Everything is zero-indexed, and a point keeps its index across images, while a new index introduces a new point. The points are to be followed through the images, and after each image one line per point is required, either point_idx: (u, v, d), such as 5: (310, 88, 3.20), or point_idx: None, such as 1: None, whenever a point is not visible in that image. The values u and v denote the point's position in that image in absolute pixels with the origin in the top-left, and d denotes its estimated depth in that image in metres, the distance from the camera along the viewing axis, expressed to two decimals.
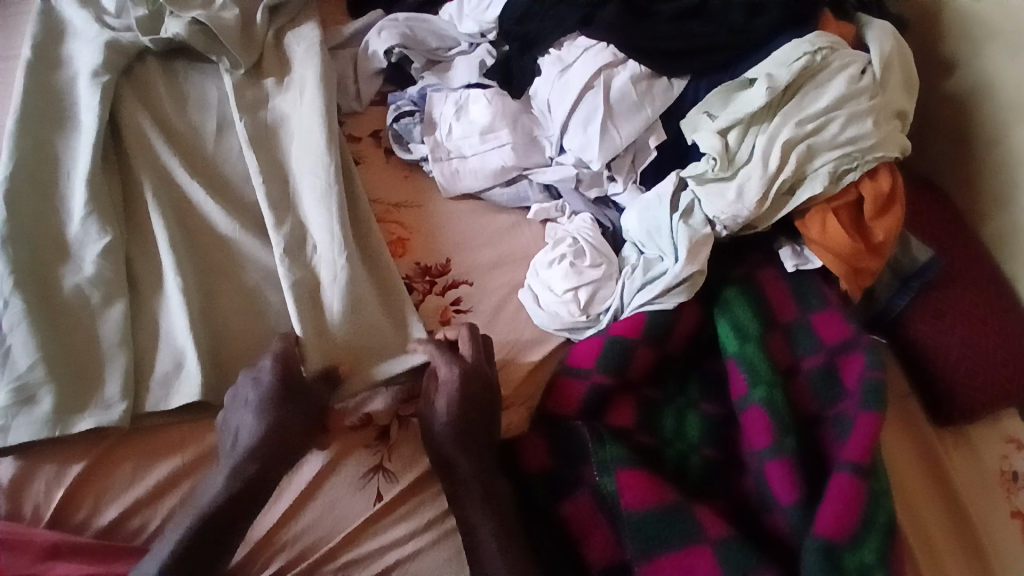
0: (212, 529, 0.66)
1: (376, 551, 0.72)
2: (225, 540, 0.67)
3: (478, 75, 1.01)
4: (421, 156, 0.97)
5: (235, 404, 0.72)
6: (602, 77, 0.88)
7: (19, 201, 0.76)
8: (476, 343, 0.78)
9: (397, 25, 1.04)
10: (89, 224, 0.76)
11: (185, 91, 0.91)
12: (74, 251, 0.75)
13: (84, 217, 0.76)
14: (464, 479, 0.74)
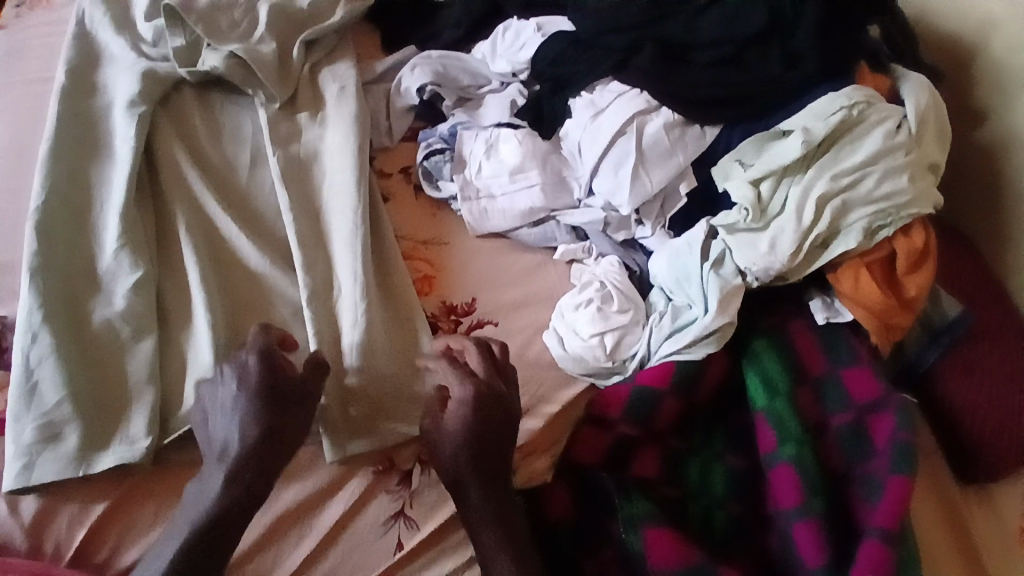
0: (209, 536, 0.67)
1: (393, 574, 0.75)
2: (220, 545, 0.68)
3: (509, 114, 1.01)
4: (449, 195, 0.97)
5: (211, 409, 0.71)
6: (635, 124, 0.88)
7: (53, 232, 0.76)
8: (487, 360, 0.78)
9: (430, 62, 1.05)
10: (121, 257, 0.76)
11: (221, 124, 0.92)
12: (105, 283, 0.75)
13: (117, 250, 0.76)
14: (474, 498, 0.76)
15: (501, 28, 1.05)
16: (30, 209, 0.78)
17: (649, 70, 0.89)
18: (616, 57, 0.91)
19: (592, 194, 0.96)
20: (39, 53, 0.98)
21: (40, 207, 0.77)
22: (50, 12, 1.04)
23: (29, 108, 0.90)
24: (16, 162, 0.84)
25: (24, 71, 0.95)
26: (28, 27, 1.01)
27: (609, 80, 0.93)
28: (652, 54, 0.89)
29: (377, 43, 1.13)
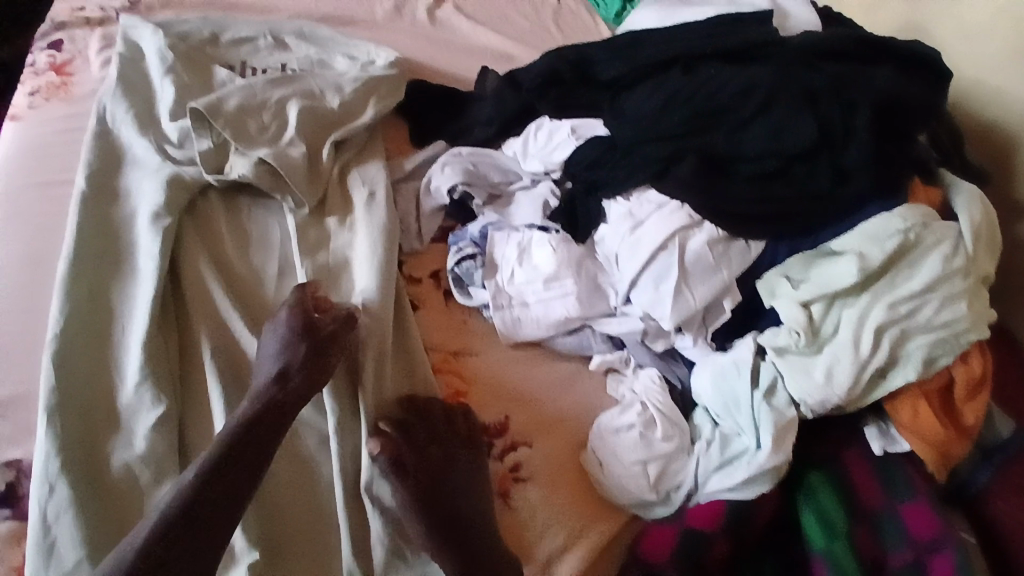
0: (238, 459, 0.68)
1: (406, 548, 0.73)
2: (248, 470, 0.68)
3: (541, 216, 0.98)
4: (481, 302, 0.94)
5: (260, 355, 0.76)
6: (677, 240, 0.84)
7: (71, 363, 0.72)
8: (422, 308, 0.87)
9: (461, 160, 1.03)
10: (143, 391, 0.72)
11: (246, 232, 0.90)
12: (126, 420, 0.71)
13: (138, 384, 0.72)
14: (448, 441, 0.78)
15: (533, 127, 1.03)
16: (46, 336, 0.74)
17: (692, 183, 0.85)
18: (657, 166, 0.88)
19: (629, 300, 0.91)
20: (57, 150, 0.93)
21: (57, 336, 0.73)
22: (69, 105, 0.99)
23: (45, 214, 0.85)
24: (29, 275, 0.80)
25: (39, 168, 0.90)
26: (46, 120, 0.97)
27: (650, 190, 0.90)
28: (694, 165, 0.85)
29: (405, 137, 1.12)
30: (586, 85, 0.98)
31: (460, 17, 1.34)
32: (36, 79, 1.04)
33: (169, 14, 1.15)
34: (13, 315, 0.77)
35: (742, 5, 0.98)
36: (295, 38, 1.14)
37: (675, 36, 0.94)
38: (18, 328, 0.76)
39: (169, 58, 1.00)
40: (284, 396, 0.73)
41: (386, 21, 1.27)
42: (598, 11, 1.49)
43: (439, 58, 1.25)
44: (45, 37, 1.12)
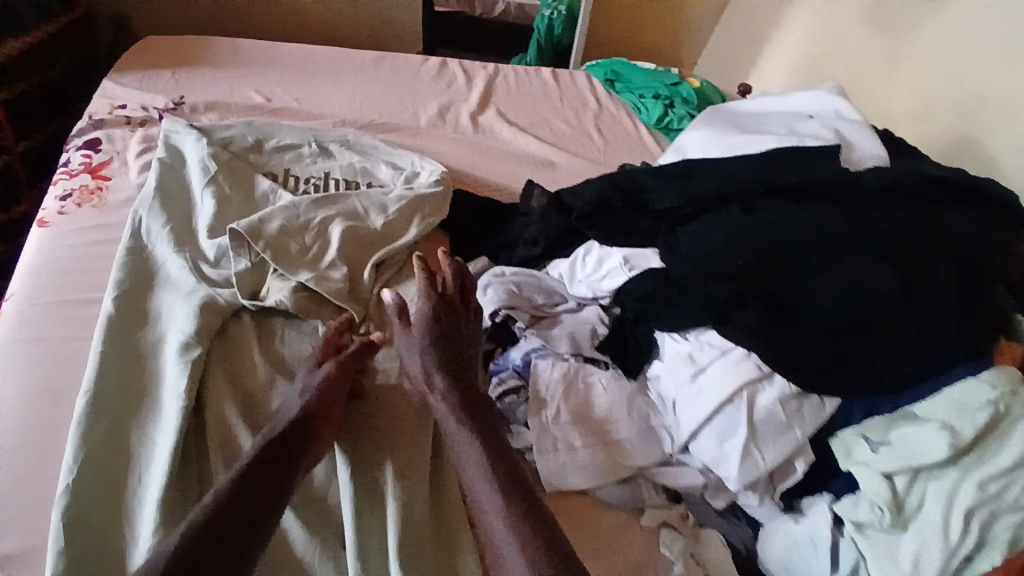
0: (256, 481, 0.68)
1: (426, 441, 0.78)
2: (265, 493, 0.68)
3: (590, 347, 0.93)
4: (525, 443, 0.88)
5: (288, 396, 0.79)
6: (746, 394, 0.79)
7: (81, 519, 0.67)
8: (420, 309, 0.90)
9: (504, 281, 0.98)
10: None
11: (279, 361, 0.85)
12: None
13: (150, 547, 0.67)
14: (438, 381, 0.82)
15: (581, 250, 0.98)
16: (58, 488, 0.69)
17: (757, 331, 0.79)
18: (717, 308, 0.82)
19: (688, 450, 0.85)
20: (85, 264, 0.91)
21: (69, 489, 0.68)
22: (103, 214, 0.98)
23: (69, 337, 0.82)
24: (47, 410, 0.76)
25: (68, 284, 0.88)
26: (76, 229, 0.95)
27: (712, 333, 0.84)
28: (759, 313, 0.79)
29: (445, 248, 1.08)
30: (638, 212, 0.92)
31: (502, 122, 1.33)
32: (70, 181, 1.02)
33: (213, 117, 1.16)
34: (24, 455, 0.72)
35: (804, 137, 0.94)
36: (339, 146, 1.13)
37: (731, 167, 0.90)
38: (25, 471, 0.71)
39: (211, 169, 0.99)
40: (302, 429, 0.74)
41: (428, 126, 1.27)
42: (639, 115, 1.45)
43: (480, 165, 1.23)
44: (83, 135, 1.11)
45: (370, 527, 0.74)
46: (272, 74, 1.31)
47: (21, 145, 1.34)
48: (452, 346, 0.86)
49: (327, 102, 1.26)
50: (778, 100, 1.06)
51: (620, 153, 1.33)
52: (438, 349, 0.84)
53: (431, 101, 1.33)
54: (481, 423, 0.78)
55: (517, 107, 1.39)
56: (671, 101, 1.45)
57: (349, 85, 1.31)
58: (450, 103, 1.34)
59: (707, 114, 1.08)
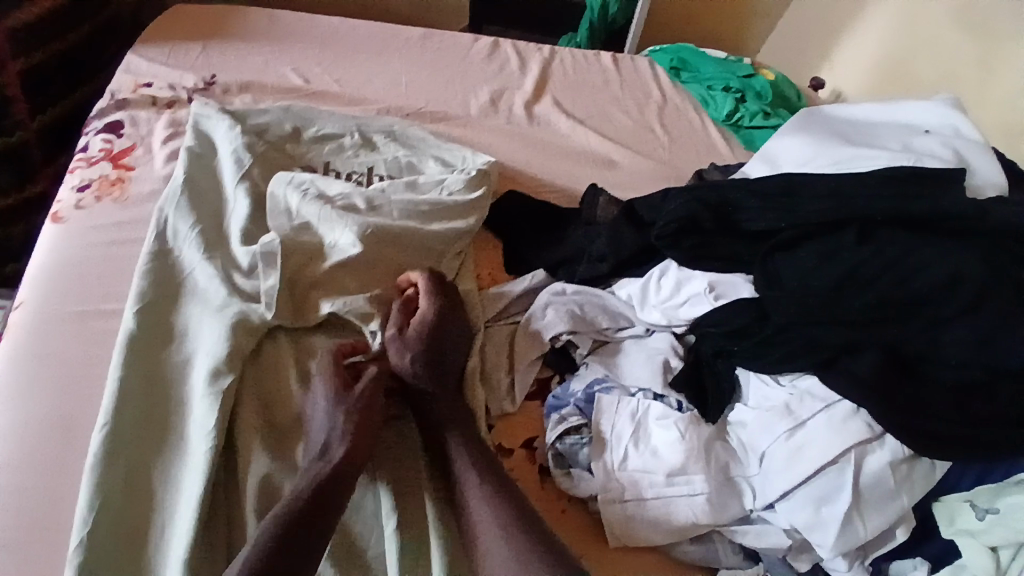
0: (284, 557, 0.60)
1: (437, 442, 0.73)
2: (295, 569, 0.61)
3: (663, 384, 0.82)
4: (588, 490, 0.78)
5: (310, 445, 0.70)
6: (853, 456, 0.70)
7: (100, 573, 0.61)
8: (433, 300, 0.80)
9: (565, 300, 0.88)
10: None
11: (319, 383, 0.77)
12: None
13: None
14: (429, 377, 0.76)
15: (656, 271, 0.88)
16: (71, 540, 0.62)
17: (870, 383, 0.69)
18: (822, 355, 0.72)
19: (772, 506, 0.74)
20: (103, 269, 0.82)
21: (84, 539, 0.61)
22: (126, 210, 0.89)
23: (87, 356, 0.74)
24: (64, 440, 0.69)
25: (85, 291, 0.80)
26: (97, 226, 0.87)
27: (812, 380, 0.75)
28: (878, 364, 0.69)
29: (499, 257, 1.00)
30: (729, 234, 0.84)
31: (558, 113, 1.21)
32: (89, 170, 0.93)
33: (245, 99, 1.06)
34: (43, 491, 0.65)
35: (920, 155, 0.84)
36: (383, 137, 1.02)
37: (843, 189, 0.80)
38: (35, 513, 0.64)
39: (246, 162, 0.90)
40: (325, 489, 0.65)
41: (479, 116, 1.17)
42: (706, 109, 1.32)
43: (534, 161, 1.12)
44: (105, 117, 1.01)
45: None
46: (312, 48, 1.20)
47: (39, 120, 1.25)
48: (442, 348, 0.78)
49: (370, 85, 1.16)
50: (885, 107, 0.96)
51: (687, 151, 1.21)
52: (427, 353, 0.77)
53: (482, 86, 1.23)
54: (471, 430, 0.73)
55: (575, 96, 1.27)
56: (742, 95, 1.33)
57: (393, 66, 1.21)
58: (502, 90, 1.23)
59: (800, 116, 1.00)
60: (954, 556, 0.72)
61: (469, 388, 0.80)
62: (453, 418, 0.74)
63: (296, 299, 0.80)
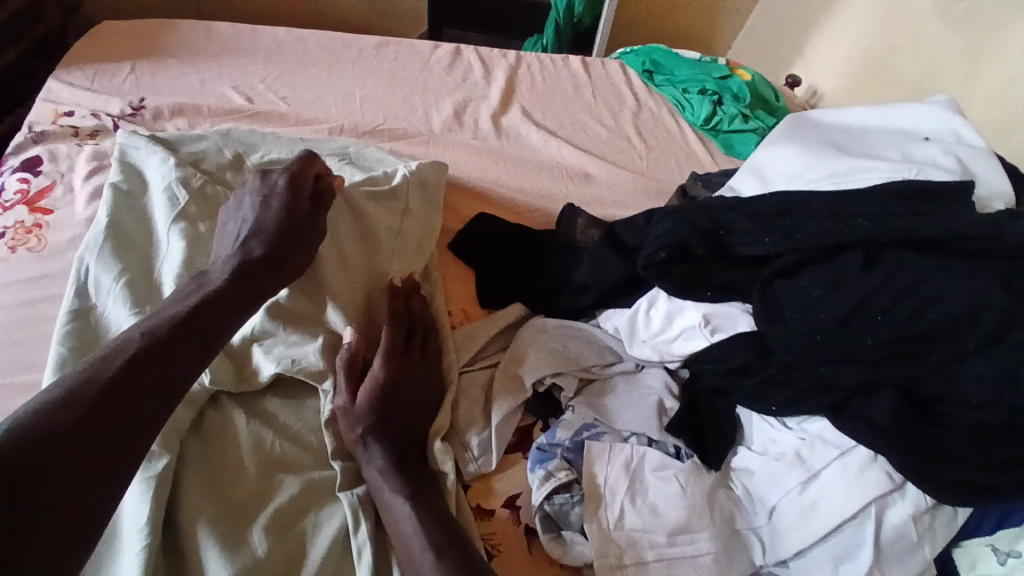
0: None
1: (394, 521, 0.64)
2: None
3: (659, 429, 0.74)
4: (582, 556, 0.69)
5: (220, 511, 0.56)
6: (874, 510, 0.63)
7: None
8: (387, 359, 0.74)
9: (546, 338, 0.81)
10: None
11: (272, 452, 0.68)
12: None
13: None
14: (386, 444, 0.69)
15: (645, 301, 0.80)
16: None
17: (887, 428, 0.63)
18: (835, 396, 0.66)
19: (784, 562, 0.67)
20: (16, 334, 0.72)
21: None
22: (46, 261, 0.78)
23: None
24: None
25: None
26: (10, 284, 0.76)
27: (823, 424, 0.68)
28: (897, 407, 0.63)
29: (470, 288, 0.91)
30: (722, 260, 0.76)
31: (528, 124, 1.13)
32: (1, 217, 0.82)
33: (181, 125, 0.96)
34: None
35: (921, 165, 0.77)
36: (337, 159, 0.93)
37: (844, 209, 0.73)
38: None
39: (181, 200, 0.79)
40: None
41: (443, 131, 1.08)
42: (683, 114, 1.25)
43: (505, 179, 1.04)
44: (21, 153, 0.90)
45: None
46: (255, 63, 1.10)
47: None
48: (396, 407, 0.72)
49: (321, 102, 1.06)
50: (879, 112, 0.89)
51: (666, 162, 1.14)
52: (381, 417, 0.70)
53: (444, 98, 1.13)
54: (436, 506, 0.66)
55: (545, 105, 1.19)
56: (720, 97, 1.26)
57: (346, 79, 1.11)
58: (467, 101, 1.14)
59: (788, 121, 0.95)
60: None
61: (431, 452, 0.72)
62: (412, 495, 0.66)
63: (232, 356, 0.71)
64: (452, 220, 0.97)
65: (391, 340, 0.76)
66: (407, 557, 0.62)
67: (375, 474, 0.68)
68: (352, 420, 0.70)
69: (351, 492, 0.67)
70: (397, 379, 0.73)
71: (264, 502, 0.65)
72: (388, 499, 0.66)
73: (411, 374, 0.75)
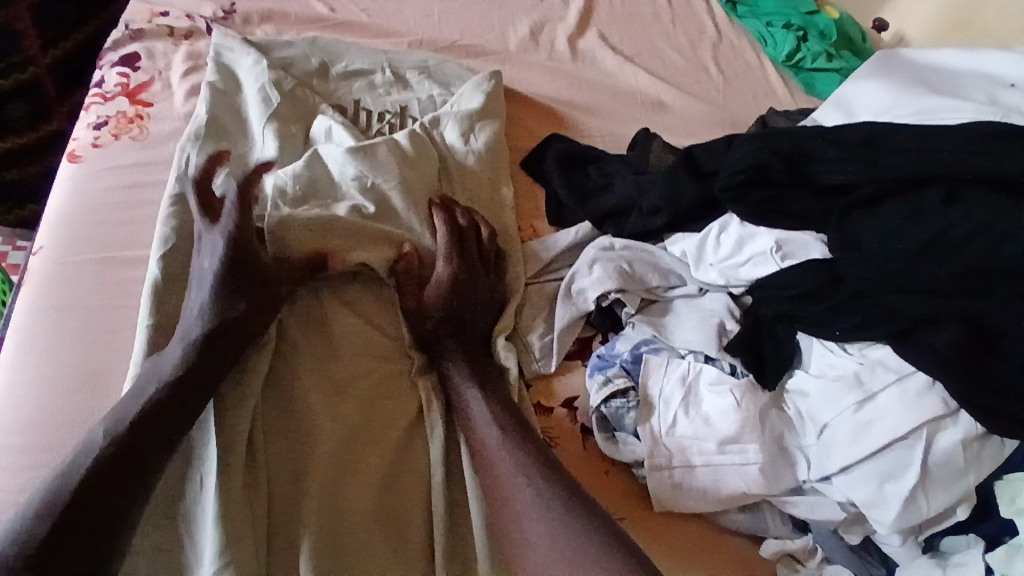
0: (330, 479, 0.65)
1: (459, 395, 0.71)
2: (341, 500, 0.65)
3: (717, 348, 0.75)
4: (634, 456, 0.74)
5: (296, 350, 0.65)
6: (924, 433, 0.65)
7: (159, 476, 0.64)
8: (450, 251, 0.78)
9: (612, 256, 0.83)
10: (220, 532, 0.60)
11: (355, 332, 0.74)
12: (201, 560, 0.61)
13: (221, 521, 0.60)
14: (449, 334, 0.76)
15: (716, 226, 0.82)
16: None
17: (949, 360, 0.64)
18: (901, 325, 0.67)
19: (828, 478, 0.70)
20: (120, 214, 0.80)
21: None
22: (146, 148, 0.85)
23: (111, 304, 0.73)
24: (88, 390, 0.68)
25: (105, 237, 0.78)
26: (114, 167, 0.83)
27: (884, 351, 0.70)
28: (960, 339, 0.64)
29: (541, 203, 0.94)
30: (800, 186, 0.78)
31: (604, 48, 1.12)
32: (105, 107, 0.88)
33: (269, 31, 1.00)
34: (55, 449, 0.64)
35: (1007, 109, 0.75)
36: (417, 73, 0.96)
37: (930, 141, 0.72)
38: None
39: (273, 100, 0.84)
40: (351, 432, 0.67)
41: (519, 51, 1.09)
42: (763, 48, 1.22)
43: (578, 101, 1.04)
44: (119, 48, 0.95)
45: (450, 522, 0.66)
46: None
47: (50, 55, 1.28)
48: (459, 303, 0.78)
49: (400, 15, 1.08)
50: (967, 56, 0.85)
51: (741, 94, 1.12)
52: (444, 305, 0.75)
53: (522, 17, 1.14)
54: (499, 393, 0.71)
55: (622, 29, 1.18)
56: (805, 33, 1.21)
57: None
58: (544, 22, 1.14)
59: (875, 59, 0.92)
60: (1011, 534, 0.66)
61: (497, 349, 0.78)
62: (476, 380, 0.72)
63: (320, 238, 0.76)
64: (525, 140, 0.99)
65: (452, 233, 0.79)
66: (472, 423, 0.69)
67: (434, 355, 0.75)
68: (418, 308, 0.76)
69: (427, 378, 0.73)
70: (461, 278, 0.78)
71: (352, 370, 0.72)
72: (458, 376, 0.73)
73: (473, 274, 0.79)
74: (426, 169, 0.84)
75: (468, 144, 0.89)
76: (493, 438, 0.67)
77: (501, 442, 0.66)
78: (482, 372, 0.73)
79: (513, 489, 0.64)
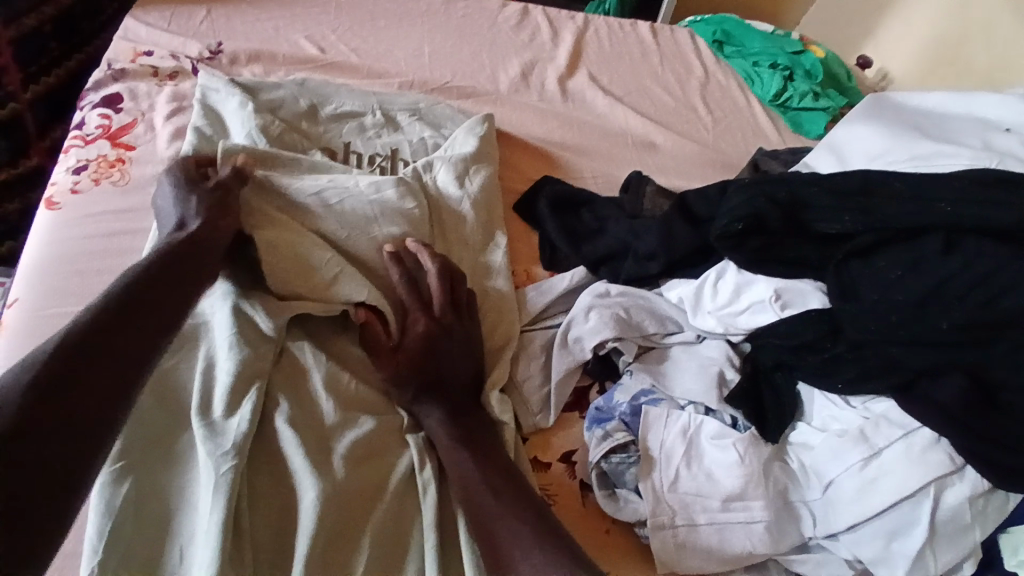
0: (318, 550, 0.60)
1: (449, 451, 0.68)
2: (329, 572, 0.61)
3: (718, 399, 0.74)
4: (636, 515, 0.71)
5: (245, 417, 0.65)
6: (931, 491, 0.63)
7: (133, 554, 0.59)
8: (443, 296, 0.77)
9: (609, 303, 0.81)
10: None
11: (340, 387, 0.71)
12: None
13: None
14: (443, 386, 0.72)
15: (713, 273, 0.81)
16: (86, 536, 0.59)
17: (954, 413, 0.63)
18: (903, 377, 0.66)
19: (834, 535, 0.68)
20: (100, 265, 0.76)
21: (108, 527, 0.59)
22: (127, 195, 0.82)
23: None
24: None
25: (81, 289, 0.74)
26: (94, 215, 0.80)
27: (888, 404, 0.69)
28: (966, 390, 0.63)
29: (535, 248, 0.93)
30: (797, 235, 0.76)
31: (595, 88, 1.13)
32: (84, 150, 0.85)
33: (257, 71, 0.99)
34: None
35: (1002, 155, 0.75)
36: (407, 115, 0.95)
37: (927, 188, 0.71)
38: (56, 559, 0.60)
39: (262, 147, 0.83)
40: (337, 498, 0.63)
41: (510, 91, 1.09)
42: (752, 88, 1.22)
43: (570, 142, 1.04)
44: (101, 89, 0.92)
45: None
46: (327, 14, 1.12)
47: (31, 90, 1.24)
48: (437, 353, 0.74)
49: (391, 56, 1.07)
50: (960, 100, 0.86)
51: (731, 134, 1.12)
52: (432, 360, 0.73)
53: (512, 58, 1.14)
54: (491, 452, 0.68)
55: (612, 69, 1.18)
56: (791, 73, 1.22)
57: (416, 34, 1.12)
58: (534, 62, 1.14)
59: (867, 102, 0.92)
60: None
61: (486, 400, 0.75)
62: (466, 440, 0.69)
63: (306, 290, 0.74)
64: (519, 181, 0.98)
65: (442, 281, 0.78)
66: (468, 479, 0.65)
67: (418, 410, 0.71)
68: (395, 359, 0.73)
69: (417, 436, 0.70)
70: (449, 330, 0.75)
71: (340, 428, 0.68)
72: (453, 432, 0.69)
73: (464, 326, 0.76)
74: (420, 216, 0.83)
75: (461, 189, 0.87)
76: (488, 497, 0.64)
77: (498, 506, 0.63)
78: (476, 430, 0.70)
79: (510, 555, 0.60)
